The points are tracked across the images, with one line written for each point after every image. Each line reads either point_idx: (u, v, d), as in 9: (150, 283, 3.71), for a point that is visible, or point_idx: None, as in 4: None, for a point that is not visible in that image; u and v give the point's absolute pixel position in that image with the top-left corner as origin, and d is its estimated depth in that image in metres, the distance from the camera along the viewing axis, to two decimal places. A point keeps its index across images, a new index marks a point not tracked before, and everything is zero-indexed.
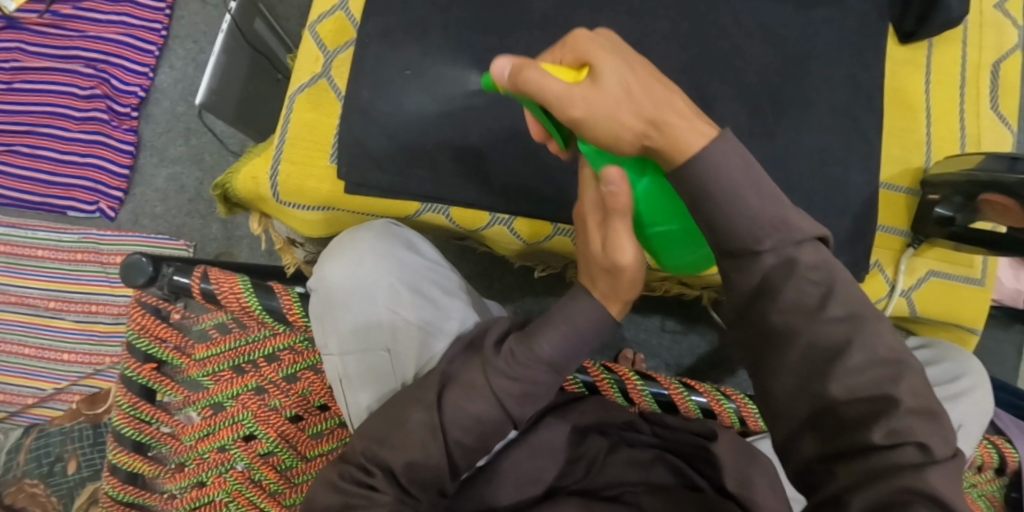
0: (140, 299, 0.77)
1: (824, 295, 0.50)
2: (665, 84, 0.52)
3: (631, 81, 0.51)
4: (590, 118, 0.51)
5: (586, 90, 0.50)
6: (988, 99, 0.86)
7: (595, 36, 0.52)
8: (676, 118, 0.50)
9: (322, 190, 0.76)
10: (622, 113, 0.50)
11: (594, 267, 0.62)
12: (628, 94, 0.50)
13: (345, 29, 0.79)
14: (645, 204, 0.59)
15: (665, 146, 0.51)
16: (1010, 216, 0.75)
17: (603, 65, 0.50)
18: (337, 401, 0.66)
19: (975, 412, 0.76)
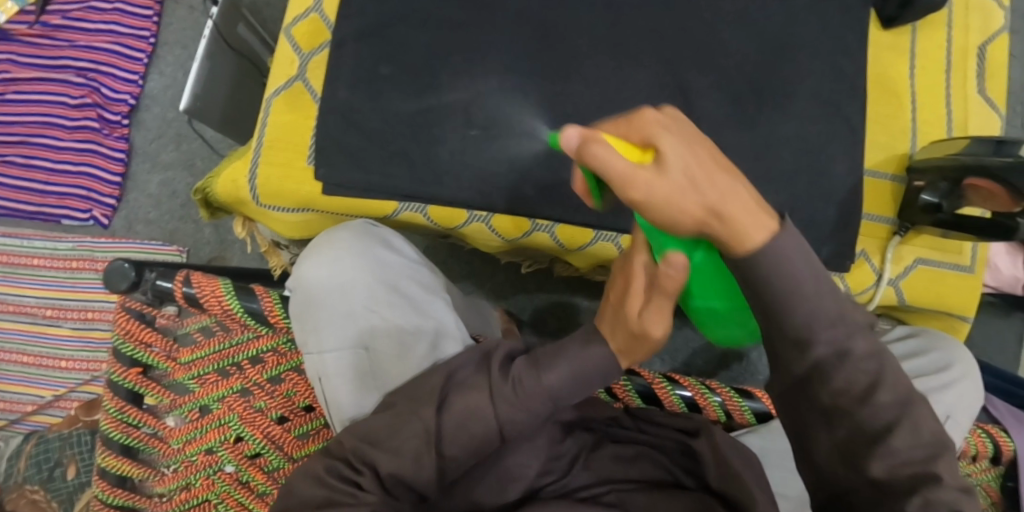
0: (125, 305, 0.77)
1: (874, 385, 0.47)
2: (735, 171, 0.44)
3: (702, 168, 0.43)
4: (649, 205, 0.43)
5: (651, 177, 0.42)
6: (975, 83, 0.85)
7: (661, 114, 0.44)
8: (742, 211, 0.44)
9: (299, 192, 0.75)
10: (687, 203, 0.43)
11: (620, 324, 0.61)
12: (695, 185, 0.42)
13: (320, 31, 0.79)
14: (694, 279, 0.53)
15: (726, 237, 0.44)
16: (995, 201, 0.74)
17: (672, 147, 0.43)
18: (314, 399, 0.66)
19: (963, 404, 0.75)
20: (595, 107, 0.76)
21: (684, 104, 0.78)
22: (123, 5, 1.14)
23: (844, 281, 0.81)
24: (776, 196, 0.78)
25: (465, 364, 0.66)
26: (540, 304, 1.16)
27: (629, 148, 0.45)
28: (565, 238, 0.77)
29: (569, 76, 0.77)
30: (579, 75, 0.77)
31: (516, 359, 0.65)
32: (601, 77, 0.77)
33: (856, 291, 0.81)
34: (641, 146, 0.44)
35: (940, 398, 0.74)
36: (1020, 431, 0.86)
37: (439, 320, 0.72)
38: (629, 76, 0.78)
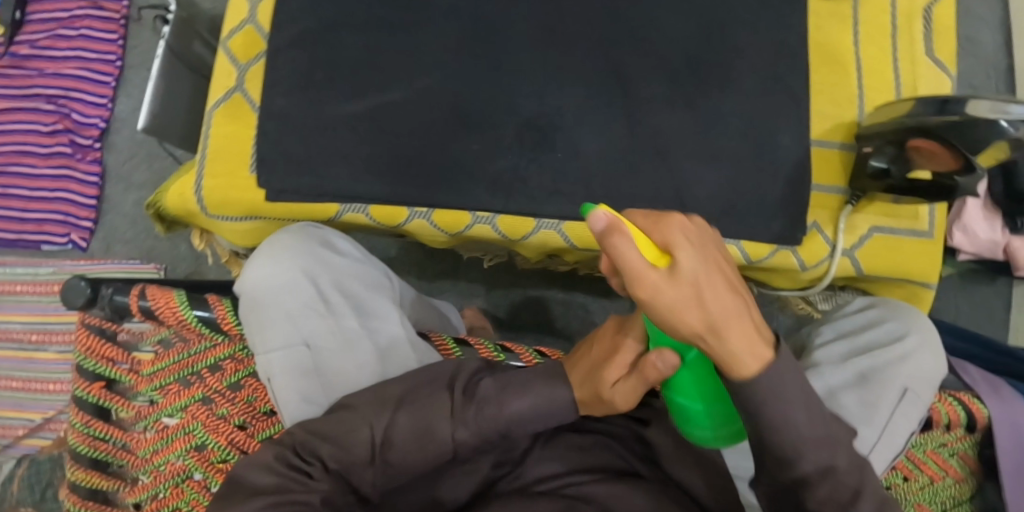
0: (85, 321, 0.79)
1: (854, 495, 0.51)
2: (743, 296, 0.45)
3: (711, 285, 0.43)
4: (653, 308, 0.42)
5: (665, 283, 0.41)
6: (922, 45, 0.83)
7: (686, 223, 0.43)
8: (739, 332, 0.44)
9: (244, 201, 0.76)
10: (690, 315, 0.42)
11: (590, 378, 0.64)
12: (701, 301, 0.42)
13: (255, 41, 0.79)
14: (688, 375, 0.55)
15: (719, 352, 0.44)
16: (937, 160, 0.72)
17: (690, 263, 0.42)
18: (262, 398, 0.66)
19: (923, 375, 0.73)
20: (531, 96, 0.77)
21: (621, 86, 0.78)
22: (87, 31, 1.17)
23: (798, 254, 0.79)
24: (723, 172, 0.77)
25: (428, 380, 0.68)
26: (515, 299, 1.16)
27: (649, 245, 0.44)
28: (507, 228, 0.77)
29: (504, 67, 0.77)
30: (513, 65, 0.77)
31: (483, 380, 0.67)
32: (535, 66, 0.77)
33: (811, 263, 0.80)
34: (660, 245, 0.43)
35: (894, 370, 0.73)
36: (994, 397, 0.84)
37: (385, 319, 0.74)
38: (564, 63, 0.78)
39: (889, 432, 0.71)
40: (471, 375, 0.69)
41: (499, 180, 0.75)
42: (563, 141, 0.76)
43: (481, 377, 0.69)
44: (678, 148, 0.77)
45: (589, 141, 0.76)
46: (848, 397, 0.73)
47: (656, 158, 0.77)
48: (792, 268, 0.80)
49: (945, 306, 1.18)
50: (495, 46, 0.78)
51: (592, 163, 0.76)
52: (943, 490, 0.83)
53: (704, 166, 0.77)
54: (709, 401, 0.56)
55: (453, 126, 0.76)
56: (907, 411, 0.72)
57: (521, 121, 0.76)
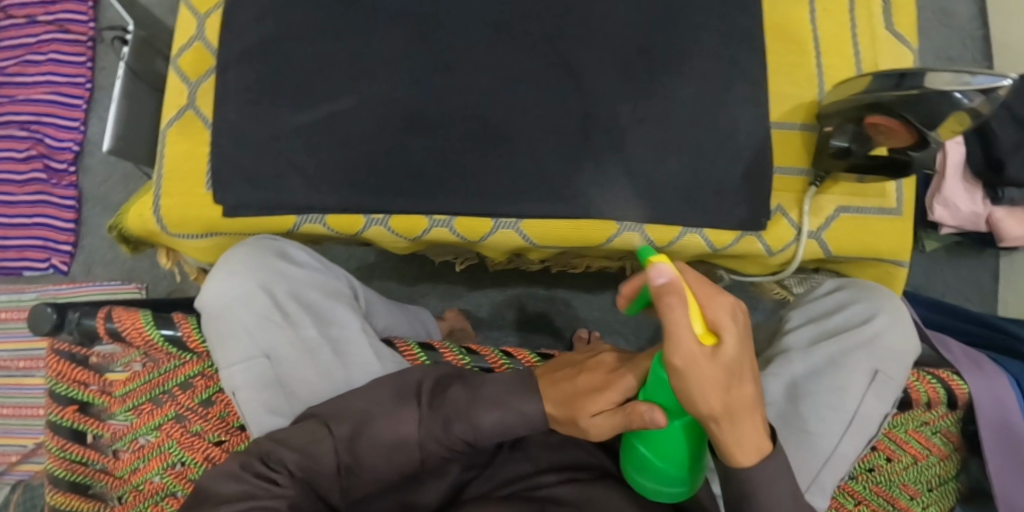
0: (54, 347, 0.79)
1: None
2: (759, 389, 0.50)
3: (738, 374, 0.48)
4: (685, 379, 0.47)
5: (704, 362, 0.46)
6: (881, 19, 0.82)
7: (737, 308, 0.48)
8: (745, 420, 0.50)
9: (201, 218, 0.76)
10: (713, 398, 0.47)
11: (571, 400, 0.62)
12: (726, 387, 0.48)
13: (205, 58, 0.79)
14: (666, 437, 0.58)
15: (722, 434, 0.50)
16: (896, 137, 0.71)
17: (732, 348, 0.47)
18: (227, 412, 0.66)
19: (892, 356, 0.73)
20: (484, 95, 0.76)
21: (571, 79, 0.77)
22: (55, 55, 1.17)
23: (763, 240, 0.79)
24: (682, 161, 0.76)
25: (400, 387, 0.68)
26: (497, 298, 1.15)
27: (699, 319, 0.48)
28: (464, 229, 0.77)
29: (454, 68, 0.77)
30: (463, 65, 0.77)
31: (451, 388, 0.67)
32: (486, 65, 0.77)
33: (777, 248, 0.79)
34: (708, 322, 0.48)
35: (861, 354, 0.73)
36: (972, 372, 0.83)
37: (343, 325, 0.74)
38: (515, 60, 0.77)
39: (860, 417, 0.71)
40: (436, 383, 0.69)
41: (458, 182, 0.75)
42: (518, 141, 0.76)
43: (448, 383, 0.68)
44: (636, 138, 0.76)
45: (545, 137, 0.76)
46: (818, 385, 0.72)
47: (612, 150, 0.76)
48: (759, 254, 0.79)
49: (933, 281, 1.17)
50: (444, 46, 0.77)
51: (548, 159, 0.76)
52: (928, 468, 0.82)
53: (663, 155, 0.76)
54: (682, 465, 0.59)
55: (404, 130, 0.75)
56: (878, 396, 0.71)
57: (474, 121, 0.76)
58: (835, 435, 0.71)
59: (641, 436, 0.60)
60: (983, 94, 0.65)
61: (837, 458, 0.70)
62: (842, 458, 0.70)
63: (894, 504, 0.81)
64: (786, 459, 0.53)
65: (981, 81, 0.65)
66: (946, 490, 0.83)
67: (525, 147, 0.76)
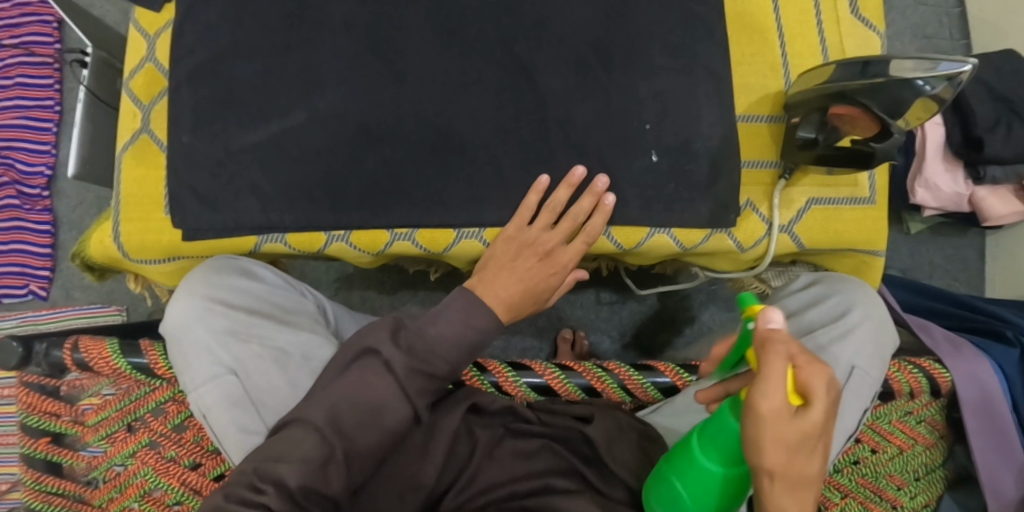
0: (24, 380, 0.78)
1: None
2: (823, 470, 0.49)
3: (812, 446, 0.47)
4: (757, 428, 0.46)
5: (785, 417, 0.45)
6: (845, 3, 0.81)
7: (837, 384, 0.47)
8: (795, 491, 0.48)
9: (161, 242, 0.75)
10: (778, 455, 0.46)
11: (534, 294, 0.71)
12: (794, 451, 0.46)
13: (157, 79, 0.78)
14: (705, 481, 0.55)
15: (768, 496, 0.48)
16: (858, 125, 0.69)
17: (816, 417, 0.46)
18: (202, 436, 0.64)
19: (866, 350, 0.71)
20: (440, 104, 0.75)
21: (528, 83, 0.76)
22: (23, 79, 1.16)
23: (733, 236, 0.77)
24: (646, 159, 0.75)
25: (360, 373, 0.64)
26: None
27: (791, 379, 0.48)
28: (428, 241, 0.76)
29: (409, 77, 0.76)
30: (418, 75, 0.76)
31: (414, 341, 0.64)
32: (441, 72, 0.76)
33: (748, 244, 0.77)
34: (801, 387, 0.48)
35: (838, 348, 0.71)
36: (954, 357, 0.81)
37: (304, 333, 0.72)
38: (469, 66, 0.76)
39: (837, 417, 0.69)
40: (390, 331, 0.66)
41: (419, 193, 0.74)
42: (479, 149, 0.75)
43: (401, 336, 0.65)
44: (596, 140, 0.75)
45: (506, 143, 0.75)
46: None
47: (573, 153, 0.75)
48: (731, 250, 0.78)
49: (918, 263, 1.16)
50: (397, 56, 0.76)
51: (508, 167, 0.75)
52: (914, 458, 0.81)
53: (625, 155, 0.75)
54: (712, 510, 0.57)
55: (362, 144, 0.75)
56: (855, 393, 0.70)
57: (430, 132, 0.75)
58: None
59: (678, 472, 0.57)
60: (947, 81, 0.64)
61: None
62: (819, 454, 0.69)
63: (881, 495, 0.79)
64: None
65: (945, 68, 0.64)
66: (934, 479, 0.82)
67: (485, 155, 0.75)
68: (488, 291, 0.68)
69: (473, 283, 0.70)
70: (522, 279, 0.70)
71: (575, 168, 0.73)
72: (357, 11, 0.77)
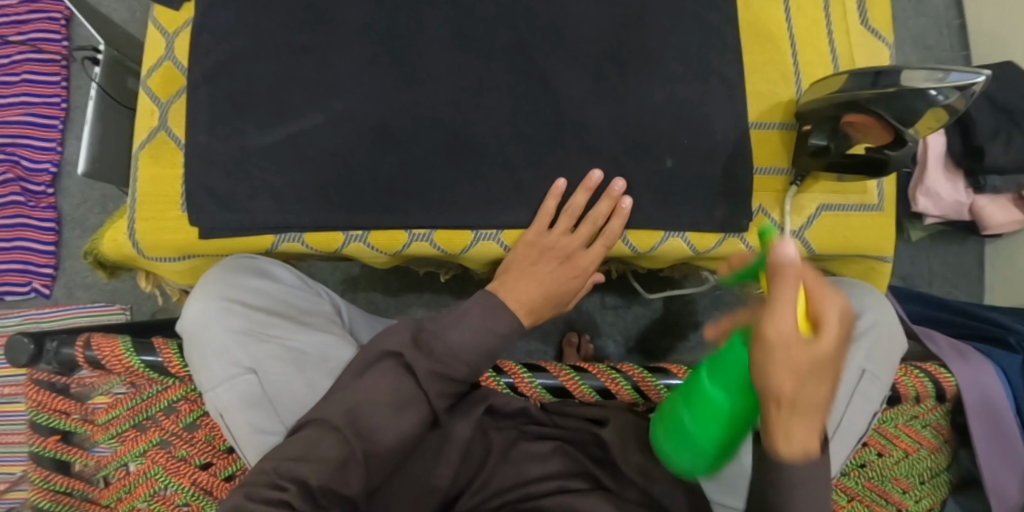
0: (33, 377, 0.77)
1: None
2: (832, 397, 0.48)
3: (823, 373, 0.46)
4: (769, 352, 0.45)
5: (799, 342, 0.45)
6: (855, 14, 0.82)
7: (847, 311, 0.46)
8: (804, 417, 0.47)
9: (175, 240, 0.75)
10: (786, 380, 0.45)
11: (553, 299, 0.75)
12: (806, 378, 0.45)
13: (175, 78, 0.79)
14: (710, 410, 0.53)
15: (775, 420, 0.47)
16: (871, 134, 0.71)
17: (828, 342, 0.45)
18: (218, 435, 0.63)
19: (877, 354, 0.72)
20: (457, 107, 0.76)
21: (543, 87, 0.76)
22: (29, 75, 1.16)
23: (745, 241, 0.79)
24: (660, 164, 0.76)
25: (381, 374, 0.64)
26: None
27: (801, 306, 0.47)
28: (445, 242, 0.76)
29: (426, 80, 0.76)
30: (434, 78, 0.76)
31: (432, 343, 0.65)
32: (456, 76, 0.76)
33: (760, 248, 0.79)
34: (812, 315, 0.47)
35: (849, 352, 0.72)
36: (959, 362, 0.82)
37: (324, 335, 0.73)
38: (486, 69, 0.77)
39: (847, 419, 0.70)
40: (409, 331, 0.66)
41: (436, 195, 0.75)
42: (495, 152, 0.75)
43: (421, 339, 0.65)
44: (610, 145, 0.76)
45: (522, 147, 0.76)
46: None
47: (587, 158, 0.76)
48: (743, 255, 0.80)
49: (918, 270, 1.17)
50: (415, 59, 0.77)
51: (525, 170, 0.75)
52: (919, 461, 0.82)
53: (639, 161, 0.76)
54: (715, 444, 0.54)
55: (379, 145, 0.75)
56: (866, 394, 0.71)
57: (446, 135, 0.75)
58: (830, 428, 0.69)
59: (689, 404, 0.56)
60: (958, 91, 0.66)
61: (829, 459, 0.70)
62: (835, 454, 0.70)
63: (887, 499, 0.81)
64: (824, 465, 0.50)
65: (955, 78, 0.65)
66: (939, 482, 0.83)
67: (502, 158, 0.75)
68: (509, 295, 0.71)
69: (496, 287, 0.73)
70: (543, 283, 0.74)
71: (591, 172, 0.74)
72: (374, 13, 0.77)
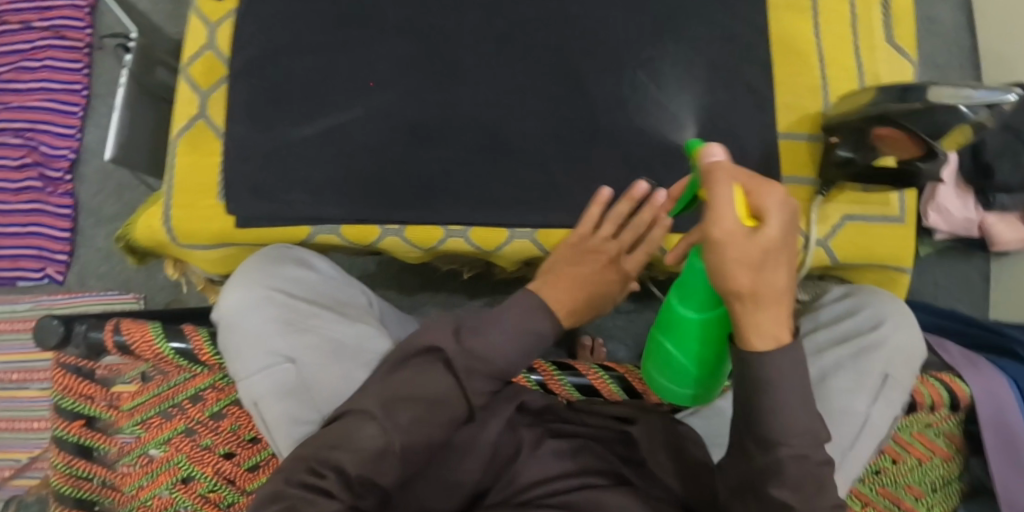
0: (60, 361, 0.79)
1: None
2: (794, 282, 0.47)
3: (777, 262, 0.45)
4: (717, 255, 0.45)
5: (745, 241, 0.44)
6: (881, 31, 0.84)
7: (789, 198, 0.45)
8: (770, 308, 0.46)
9: (211, 228, 0.76)
10: (740, 275, 0.44)
11: (596, 300, 0.72)
12: (760, 270, 0.44)
13: (215, 67, 0.79)
14: (685, 329, 0.58)
15: (744, 317, 0.47)
16: (899, 146, 0.72)
17: (773, 232, 0.44)
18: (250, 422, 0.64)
19: (900, 359, 0.74)
20: (494, 106, 0.77)
21: (579, 90, 0.78)
22: (51, 62, 1.16)
23: None
24: None
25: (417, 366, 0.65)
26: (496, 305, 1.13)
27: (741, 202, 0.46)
28: (479, 240, 0.77)
29: (464, 79, 0.77)
30: (472, 78, 0.77)
31: (468, 337, 0.65)
32: (494, 76, 0.78)
33: None
34: (753, 210, 0.46)
35: (869, 359, 0.74)
36: (973, 372, 0.84)
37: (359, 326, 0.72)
38: (523, 70, 0.78)
39: (869, 424, 0.72)
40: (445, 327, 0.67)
41: (471, 193, 0.76)
42: (529, 152, 0.77)
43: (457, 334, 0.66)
44: (642, 149, 0.77)
45: (556, 148, 0.77)
46: (831, 385, 0.73)
47: (620, 162, 0.77)
48: None
49: (924, 284, 1.20)
50: (453, 57, 0.78)
51: (559, 171, 0.76)
52: (932, 470, 0.83)
53: (671, 167, 0.77)
54: (697, 358, 0.60)
55: (415, 141, 0.76)
56: (888, 399, 0.72)
57: (481, 134, 0.76)
58: (849, 438, 0.72)
59: (666, 332, 0.60)
60: (988, 107, 0.68)
61: (851, 461, 0.71)
62: (854, 458, 0.72)
63: (899, 505, 0.82)
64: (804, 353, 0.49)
65: (983, 95, 0.68)
66: (950, 491, 0.85)
67: (536, 158, 0.76)
68: (551, 293, 0.69)
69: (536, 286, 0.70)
70: (585, 284, 0.71)
71: (639, 182, 0.73)
72: (414, 12, 0.78)
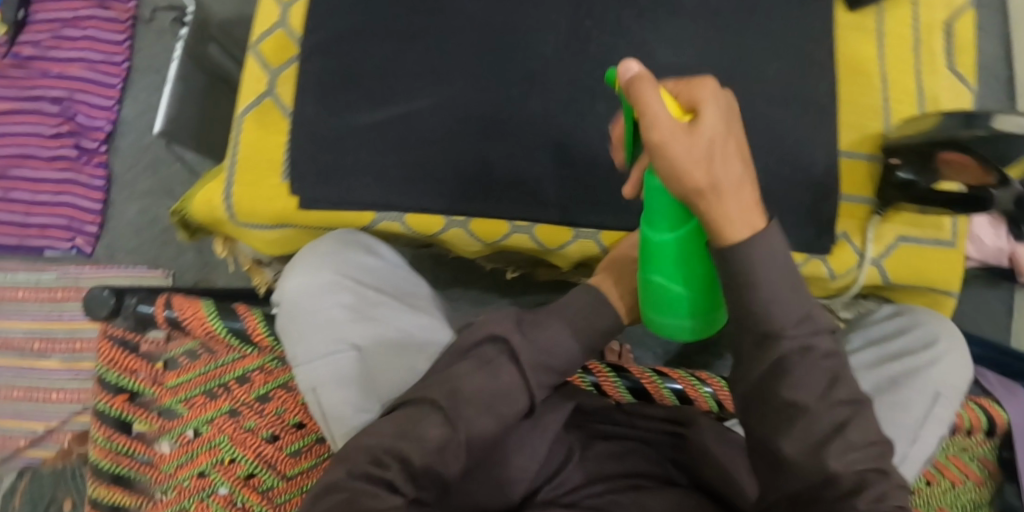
0: (108, 333, 0.79)
1: None
2: (745, 167, 0.46)
3: (724, 148, 0.45)
4: (662, 156, 0.44)
5: (687, 135, 0.43)
6: (942, 57, 0.86)
7: (719, 88, 0.45)
8: (732, 196, 0.46)
9: (273, 207, 0.75)
10: (695, 171, 0.44)
11: None
12: (710, 160, 0.44)
13: (287, 46, 0.79)
14: (665, 253, 0.55)
15: (712, 212, 0.46)
16: (967, 173, 0.74)
17: (708, 118, 0.44)
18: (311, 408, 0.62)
19: (951, 379, 0.75)
20: (563, 104, 0.77)
21: None
22: (95, 32, 1.14)
23: (827, 263, 0.81)
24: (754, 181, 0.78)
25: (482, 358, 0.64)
26: (528, 305, 1.13)
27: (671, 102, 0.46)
28: (542, 237, 0.77)
29: (534, 75, 0.77)
30: (543, 74, 0.77)
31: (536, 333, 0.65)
32: (565, 74, 0.77)
33: (841, 273, 0.81)
34: (685, 108, 0.46)
35: (921, 377, 0.74)
36: (1010, 400, 0.86)
37: (421, 318, 0.71)
38: (593, 70, 0.78)
39: (920, 442, 0.72)
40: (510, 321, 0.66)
41: (535, 190, 0.76)
42: (595, 151, 0.76)
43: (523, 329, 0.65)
44: None
45: None
46: (881, 402, 0.74)
47: None
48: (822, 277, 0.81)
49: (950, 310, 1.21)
50: (525, 53, 0.77)
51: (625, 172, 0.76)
52: (965, 493, 0.83)
53: None
54: (686, 282, 0.56)
55: (483, 133, 0.76)
56: (938, 417, 0.73)
57: (549, 130, 0.76)
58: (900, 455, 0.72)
59: (649, 265, 0.57)
60: None
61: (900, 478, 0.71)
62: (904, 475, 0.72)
63: None
64: (780, 236, 0.48)
65: None
66: None
67: (603, 158, 0.76)
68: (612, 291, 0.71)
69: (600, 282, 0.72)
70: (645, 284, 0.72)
71: None
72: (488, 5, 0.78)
